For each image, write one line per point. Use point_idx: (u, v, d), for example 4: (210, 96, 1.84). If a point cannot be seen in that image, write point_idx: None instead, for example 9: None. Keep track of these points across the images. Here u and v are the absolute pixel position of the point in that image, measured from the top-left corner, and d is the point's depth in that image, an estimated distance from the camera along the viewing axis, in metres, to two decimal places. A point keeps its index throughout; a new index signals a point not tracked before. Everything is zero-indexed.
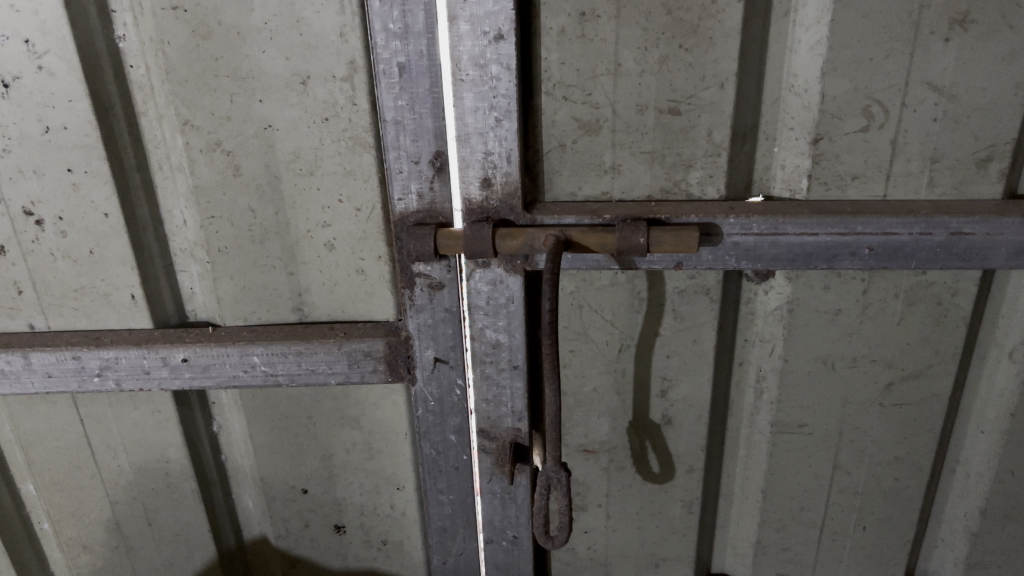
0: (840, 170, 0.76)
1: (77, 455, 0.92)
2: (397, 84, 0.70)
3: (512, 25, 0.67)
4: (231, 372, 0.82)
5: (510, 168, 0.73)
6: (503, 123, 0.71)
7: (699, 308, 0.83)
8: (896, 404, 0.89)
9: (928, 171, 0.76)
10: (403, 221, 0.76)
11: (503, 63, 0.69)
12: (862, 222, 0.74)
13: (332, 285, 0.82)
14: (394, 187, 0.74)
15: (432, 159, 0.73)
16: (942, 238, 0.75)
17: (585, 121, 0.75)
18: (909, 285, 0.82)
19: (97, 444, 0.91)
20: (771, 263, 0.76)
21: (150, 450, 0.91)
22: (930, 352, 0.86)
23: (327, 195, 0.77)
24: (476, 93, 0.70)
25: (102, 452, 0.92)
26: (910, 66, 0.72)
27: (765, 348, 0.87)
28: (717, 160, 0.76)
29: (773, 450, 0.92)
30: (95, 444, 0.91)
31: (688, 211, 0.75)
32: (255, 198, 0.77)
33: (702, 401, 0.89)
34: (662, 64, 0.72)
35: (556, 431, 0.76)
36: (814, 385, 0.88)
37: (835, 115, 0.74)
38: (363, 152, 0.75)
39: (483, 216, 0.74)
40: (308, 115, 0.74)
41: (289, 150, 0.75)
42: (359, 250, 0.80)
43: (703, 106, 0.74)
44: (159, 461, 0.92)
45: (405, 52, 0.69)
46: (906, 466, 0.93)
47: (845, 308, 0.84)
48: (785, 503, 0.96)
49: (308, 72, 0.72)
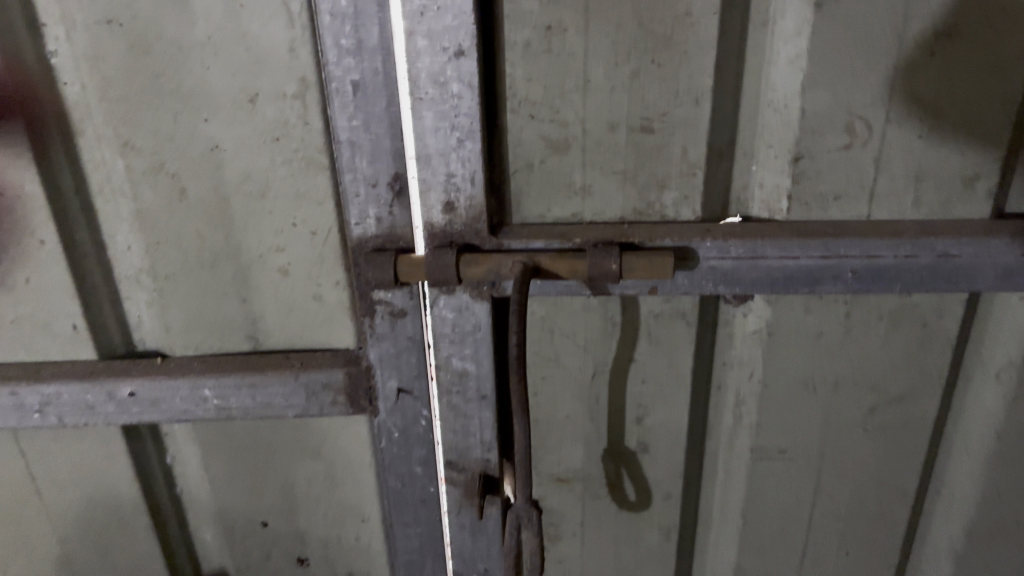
0: (821, 189, 0.72)
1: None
2: (351, 102, 0.65)
3: (474, 40, 0.63)
4: (182, 406, 0.78)
5: (474, 191, 0.68)
6: (466, 144, 0.67)
7: (675, 332, 0.80)
8: (880, 428, 0.86)
9: (912, 190, 0.73)
10: (361, 246, 0.71)
11: (464, 80, 0.64)
12: (845, 244, 0.72)
13: (287, 311, 0.77)
14: (351, 211, 0.70)
15: (391, 181, 0.68)
16: (929, 260, 0.72)
17: (553, 140, 0.70)
18: (892, 306, 0.79)
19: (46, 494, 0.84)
20: (749, 289, 0.73)
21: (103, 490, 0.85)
22: (914, 374, 0.83)
23: (279, 218, 0.72)
24: (435, 112, 0.65)
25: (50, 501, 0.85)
26: (893, 79, 0.68)
27: (744, 370, 0.83)
28: (692, 180, 0.72)
29: (753, 476, 0.88)
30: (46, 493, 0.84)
31: (662, 234, 0.72)
32: (203, 222, 0.72)
33: (679, 426, 0.85)
34: (633, 79, 0.68)
35: (524, 466, 0.72)
36: (796, 409, 0.84)
37: (816, 132, 0.70)
38: (317, 173, 0.70)
39: (446, 241, 0.70)
40: (257, 134, 0.69)
41: (238, 171, 0.70)
42: (316, 275, 0.75)
43: (676, 123, 0.70)
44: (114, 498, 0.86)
45: (359, 69, 0.64)
46: (890, 490, 0.90)
47: (827, 331, 0.80)
48: (766, 529, 0.92)
49: (256, 88, 0.67)
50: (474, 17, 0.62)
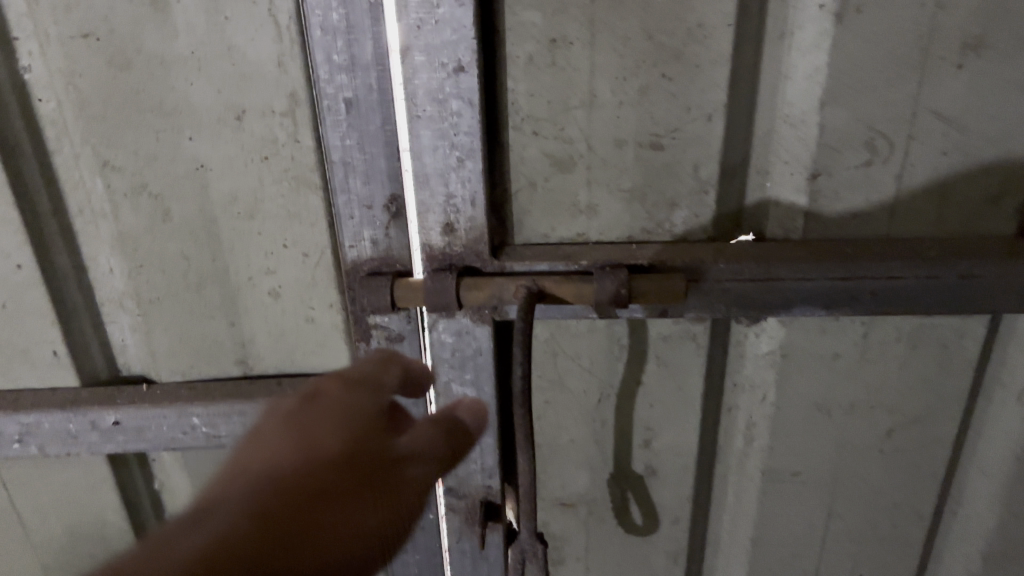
0: (838, 207, 0.69)
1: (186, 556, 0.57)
2: (344, 121, 0.62)
3: (474, 55, 0.59)
4: (169, 434, 0.74)
5: (474, 213, 0.65)
6: (466, 163, 0.63)
7: (685, 353, 0.76)
8: (895, 450, 0.83)
9: (936, 208, 0.69)
10: (355, 270, 0.67)
11: (464, 98, 0.60)
12: (863, 265, 0.68)
13: (278, 335, 0.74)
14: (344, 233, 0.66)
15: (387, 203, 0.65)
16: (951, 281, 0.69)
17: (556, 157, 0.67)
18: (911, 327, 0.76)
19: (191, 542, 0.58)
20: (762, 311, 0.70)
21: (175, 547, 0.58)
22: (933, 396, 0.79)
23: (269, 240, 0.69)
24: (433, 131, 0.61)
25: (152, 563, 0.56)
26: (917, 94, 0.64)
27: (756, 395, 0.80)
28: (704, 198, 0.69)
29: (764, 499, 0.85)
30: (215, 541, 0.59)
31: (672, 255, 0.68)
32: (188, 244, 0.69)
33: (688, 450, 0.82)
34: (642, 95, 0.65)
35: (530, 493, 0.70)
36: (808, 432, 0.81)
37: (834, 149, 0.67)
38: (308, 193, 0.67)
39: (445, 263, 0.67)
40: (245, 152, 0.65)
41: (224, 191, 0.67)
42: (308, 297, 0.72)
43: (687, 140, 0.66)
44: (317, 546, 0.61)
45: (352, 86, 0.60)
46: (905, 513, 0.87)
47: (843, 351, 0.77)
48: (776, 552, 0.89)
49: (242, 105, 0.63)
50: (475, 31, 0.58)
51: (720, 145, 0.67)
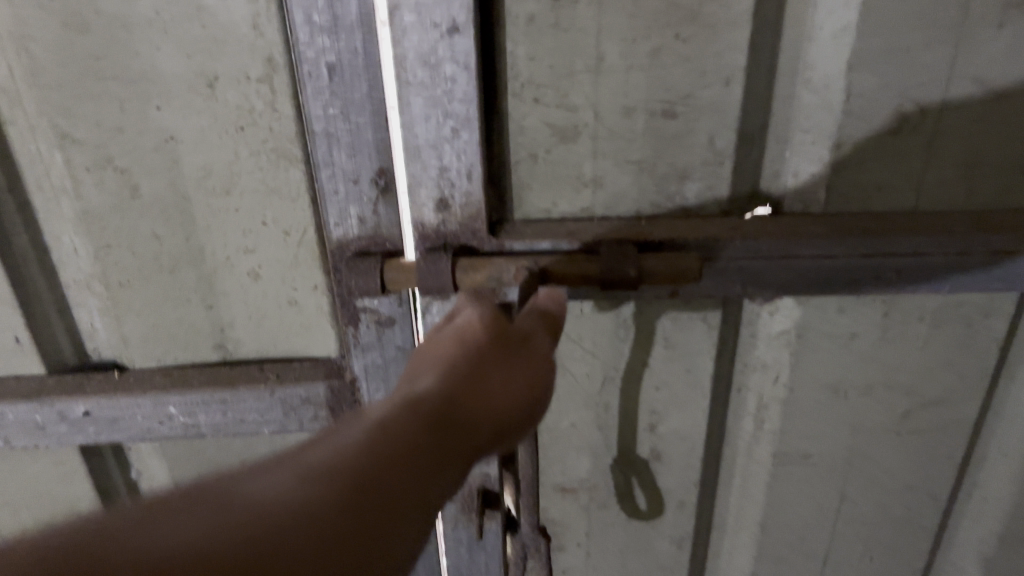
0: (861, 180, 0.65)
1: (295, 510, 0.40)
2: (327, 88, 0.55)
3: (470, 14, 0.53)
4: (145, 424, 0.69)
5: (470, 187, 0.60)
6: (461, 134, 0.57)
7: (694, 335, 0.74)
8: (912, 432, 0.79)
9: (966, 180, 0.66)
10: (342, 250, 0.62)
11: (459, 61, 0.55)
12: (888, 242, 0.64)
13: (260, 319, 0.69)
14: (329, 211, 0.60)
15: (375, 177, 0.59)
16: (983, 259, 0.64)
17: (559, 127, 0.64)
18: (934, 306, 0.71)
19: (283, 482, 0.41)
20: (781, 291, 0.66)
21: (255, 491, 0.40)
22: (955, 377, 0.75)
23: (247, 217, 0.64)
24: (425, 99, 0.56)
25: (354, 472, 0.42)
26: (954, 59, 0.60)
27: (767, 374, 0.75)
28: (718, 169, 0.66)
29: (773, 482, 0.82)
30: (325, 477, 0.42)
31: (682, 231, 0.65)
32: (160, 222, 0.63)
33: (695, 434, 0.80)
34: (653, 58, 0.61)
35: (531, 484, 0.72)
36: (822, 415, 0.78)
37: (860, 117, 0.62)
38: (288, 166, 0.61)
39: (439, 241, 0.62)
40: (218, 124, 0.59)
41: (198, 164, 0.61)
42: (291, 278, 0.67)
43: (701, 107, 0.63)
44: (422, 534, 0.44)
45: (335, 50, 0.54)
46: (919, 496, 0.83)
47: (861, 332, 0.73)
48: (783, 535, 0.86)
49: (215, 71, 0.57)
50: None
51: (739, 112, 0.63)
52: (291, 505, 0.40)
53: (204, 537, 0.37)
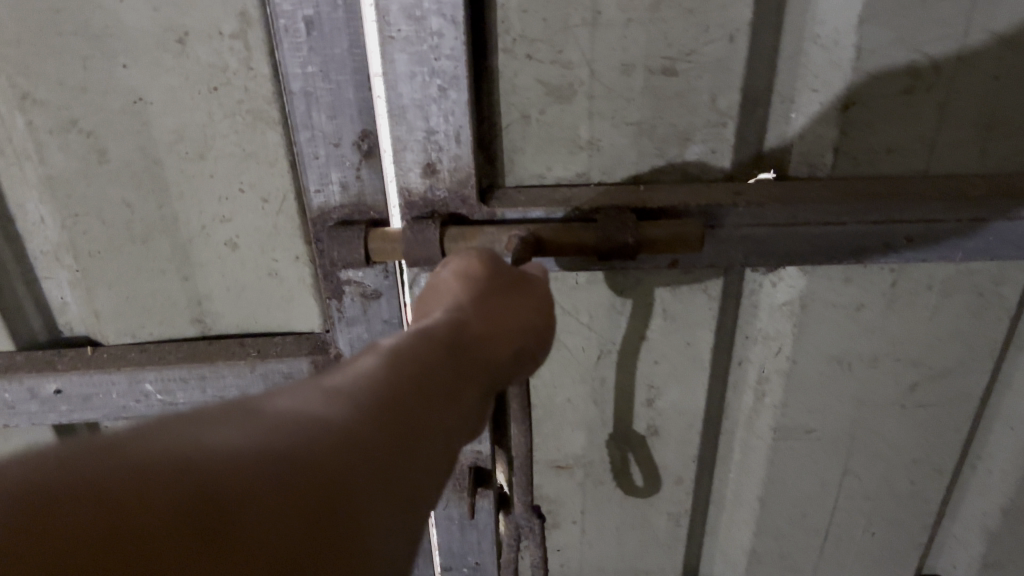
0: (872, 142, 0.62)
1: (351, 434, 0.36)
2: (304, 44, 0.52)
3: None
4: (120, 402, 0.66)
5: (459, 151, 0.56)
6: (449, 93, 0.54)
7: (695, 305, 0.71)
8: (918, 405, 0.76)
9: (981, 141, 0.63)
10: (324, 218, 0.59)
11: (446, 14, 0.51)
12: (899, 206, 0.61)
13: (239, 291, 0.66)
14: (309, 176, 0.57)
15: (358, 140, 0.55)
16: (998, 224, 0.62)
17: (553, 86, 0.61)
18: (944, 275, 0.68)
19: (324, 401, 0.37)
20: (785, 261, 0.64)
21: (295, 408, 0.37)
22: (964, 348, 0.72)
23: (222, 183, 0.60)
24: (410, 55, 0.52)
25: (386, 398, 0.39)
26: (971, 10, 0.57)
27: (769, 347, 0.73)
28: (722, 131, 0.63)
29: (774, 457, 0.79)
30: (368, 401, 0.38)
31: (682, 198, 0.62)
32: (130, 189, 0.60)
33: (693, 409, 0.78)
34: (654, 12, 0.58)
35: (526, 476, 0.67)
36: (826, 387, 0.75)
37: (873, 73, 0.59)
38: (266, 129, 0.58)
39: (427, 209, 0.59)
40: (190, 83, 0.56)
41: (169, 127, 0.57)
42: (270, 249, 0.63)
43: (704, 64, 0.60)
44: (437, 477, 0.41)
45: (313, 1, 0.50)
46: (924, 470, 0.81)
47: (868, 302, 0.70)
48: (784, 512, 0.83)
49: (184, 26, 0.54)
50: None
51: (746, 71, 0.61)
52: (338, 428, 0.36)
53: (263, 448, 0.34)
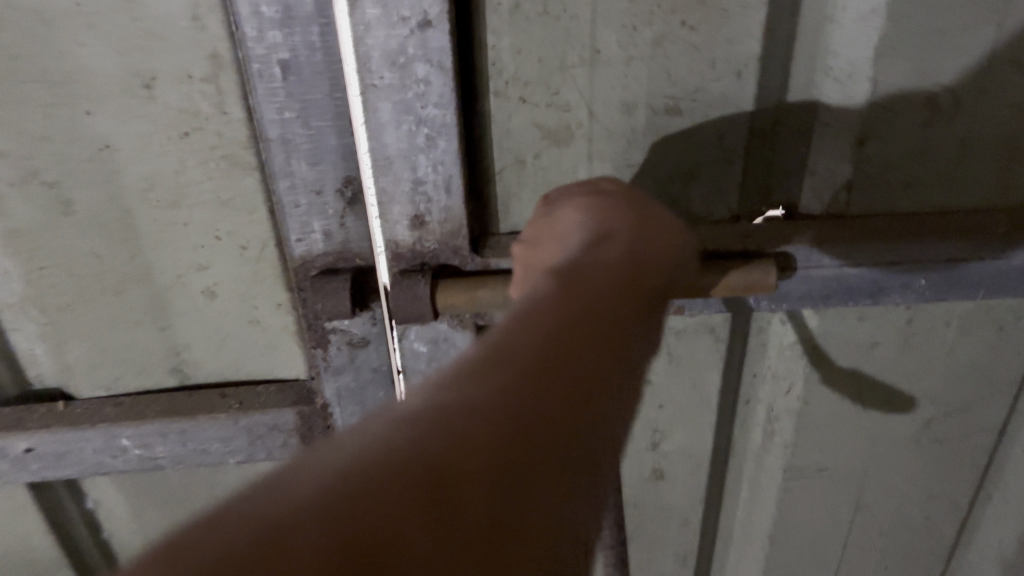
0: (889, 178, 0.59)
1: (475, 411, 0.31)
2: (281, 88, 0.48)
3: (443, 6, 0.46)
4: (96, 458, 0.63)
5: (449, 201, 0.53)
6: (438, 142, 0.50)
7: (699, 348, 0.69)
8: (934, 442, 0.73)
9: (1005, 174, 0.60)
10: (305, 267, 0.55)
11: (433, 60, 0.47)
12: (918, 248, 0.59)
13: (219, 339, 0.62)
14: (290, 225, 0.53)
15: (342, 186, 0.52)
16: (1021, 262, 0.59)
17: (550, 129, 0.58)
18: (966, 310, 0.65)
19: (451, 390, 0.32)
20: (800, 300, 0.61)
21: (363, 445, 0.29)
22: (983, 384, 0.69)
23: (198, 231, 0.57)
24: (394, 104, 0.49)
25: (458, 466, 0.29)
26: (995, 40, 0.54)
27: (779, 385, 0.70)
28: (730, 169, 0.61)
29: (784, 497, 0.76)
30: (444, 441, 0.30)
31: (686, 240, 0.59)
32: (100, 239, 0.56)
33: (700, 450, 0.76)
34: (657, 46, 0.55)
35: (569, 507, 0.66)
36: (840, 426, 0.72)
37: (889, 109, 0.56)
38: (242, 175, 0.54)
39: (415, 262, 0.55)
40: (160, 128, 0.52)
41: (139, 174, 0.54)
42: (251, 296, 0.60)
43: (711, 100, 0.58)
44: (603, 463, 0.35)
45: (289, 46, 0.47)
46: (940, 505, 0.78)
47: (882, 342, 0.67)
48: (795, 549, 0.80)
49: (153, 71, 0.50)
50: None
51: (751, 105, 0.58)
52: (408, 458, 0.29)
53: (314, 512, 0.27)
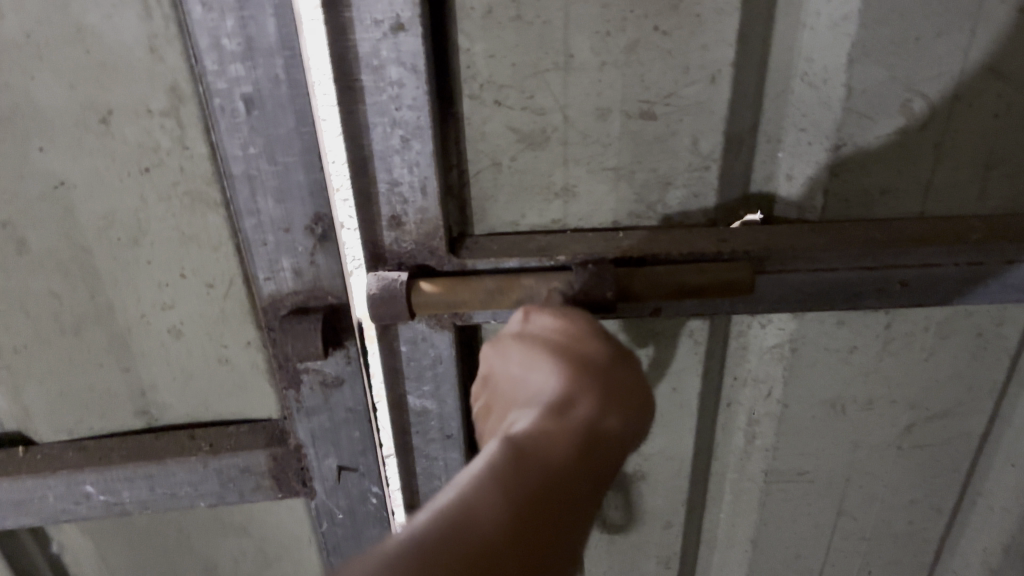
0: (865, 182, 0.59)
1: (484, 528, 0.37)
2: (244, 124, 0.47)
3: (413, 10, 0.48)
4: (58, 506, 0.60)
5: (425, 203, 0.54)
6: (411, 143, 0.52)
7: (681, 352, 0.68)
8: (915, 447, 0.73)
9: (981, 180, 0.60)
10: (275, 306, 0.53)
11: (405, 63, 0.49)
12: (896, 253, 0.58)
13: (186, 379, 0.60)
14: (257, 263, 0.52)
15: (310, 224, 0.50)
16: (996, 267, 0.59)
17: (525, 132, 0.56)
18: (943, 317, 0.65)
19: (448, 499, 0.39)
20: (776, 305, 0.60)
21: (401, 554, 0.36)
22: (963, 389, 0.69)
23: (161, 270, 0.54)
24: (369, 106, 0.51)
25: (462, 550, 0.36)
26: (968, 44, 0.53)
27: (759, 390, 0.69)
28: (705, 174, 0.59)
29: (766, 500, 0.76)
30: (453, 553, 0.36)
31: (666, 246, 0.58)
32: (57, 279, 0.54)
33: (682, 453, 0.75)
34: (631, 52, 0.54)
35: None
36: (820, 430, 0.71)
37: (864, 113, 0.55)
38: (206, 212, 0.52)
39: (395, 263, 0.57)
40: (117, 164, 0.50)
41: (97, 212, 0.52)
42: (217, 334, 0.57)
43: (685, 106, 0.56)
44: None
45: (252, 79, 0.45)
46: (922, 509, 0.78)
47: (861, 345, 0.66)
48: (777, 553, 0.80)
49: (107, 104, 0.48)
50: None
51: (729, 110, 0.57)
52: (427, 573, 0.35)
53: None
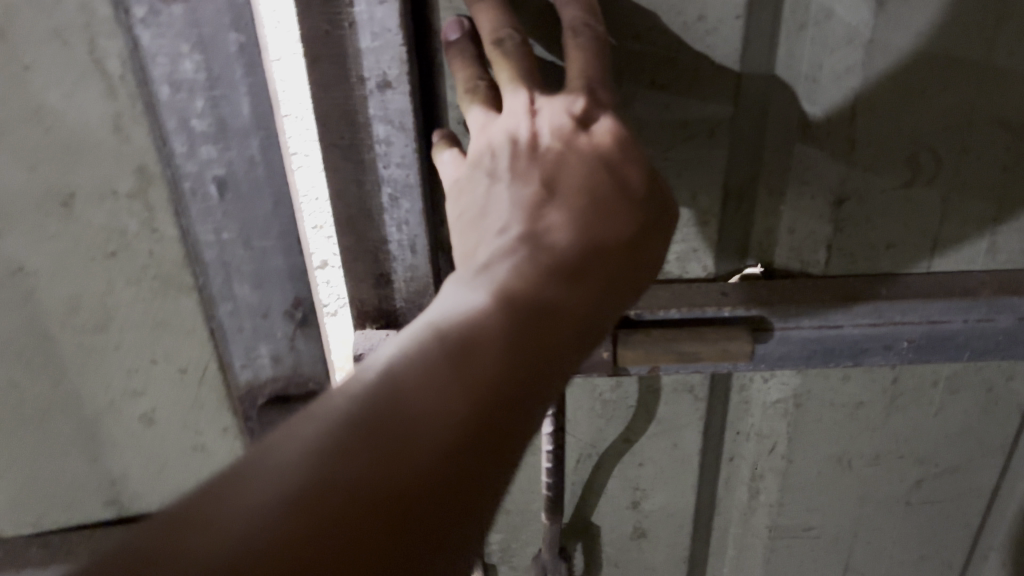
0: (871, 238, 0.56)
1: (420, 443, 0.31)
2: (216, 206, 0.46)
3: (401, 69, 0.44)
4: None
5: (416, 261, 0.51)
6: (400, 201, 0.49)
7: (681, 408, 0.65)
8: (924, 502, 0.70)
9: (990, 235, 0.57)
10: (252, 396, 0.54)
11: (393, 121, 0.46)
12: (902, 309, 0.56)
13: (160, 461, 0.59)
14: (234, 351, 0.52)
15: (290, 308, 0.50)
16: (1007, 322, 0.57)
17: None
18: (952, 371, 0.62)
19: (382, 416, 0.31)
20: (778, 362, 0.58)
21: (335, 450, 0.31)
22: (971, 445, 0.67)
23: (131, 355, 0.53)
24: (355, 163, 0.48)
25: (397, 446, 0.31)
26: (974, 96, 0.51)
27: (762, 445, 0.66)
28: (705, 228, 0.57)
29: (771, 556, 0.73)
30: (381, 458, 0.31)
31: (666, 303, 0.56)
32: (19, 368, 0.52)
33: (684, 509, 0.72)
34: (630, 104, 0.52)
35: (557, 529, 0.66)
36: (827, 488, 0.69)
37: (867, 169, 0.53)
38: (178, 296, 0.51)
39: (382, 317, 0.54)
40: (83, 246, 0.49)
41: (63, 297, 0.50)
42: (191, 418, 0.57)
43: (683, 160, 0.54)
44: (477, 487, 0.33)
45: (224, 161, 0.45)
46: (933, 563, 0.76)
47: (867, 401, 0.64)
48: None
49: (72, 187, 0.47)
50: (403, 36, 0.43)
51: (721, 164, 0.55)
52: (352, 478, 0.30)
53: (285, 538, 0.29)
